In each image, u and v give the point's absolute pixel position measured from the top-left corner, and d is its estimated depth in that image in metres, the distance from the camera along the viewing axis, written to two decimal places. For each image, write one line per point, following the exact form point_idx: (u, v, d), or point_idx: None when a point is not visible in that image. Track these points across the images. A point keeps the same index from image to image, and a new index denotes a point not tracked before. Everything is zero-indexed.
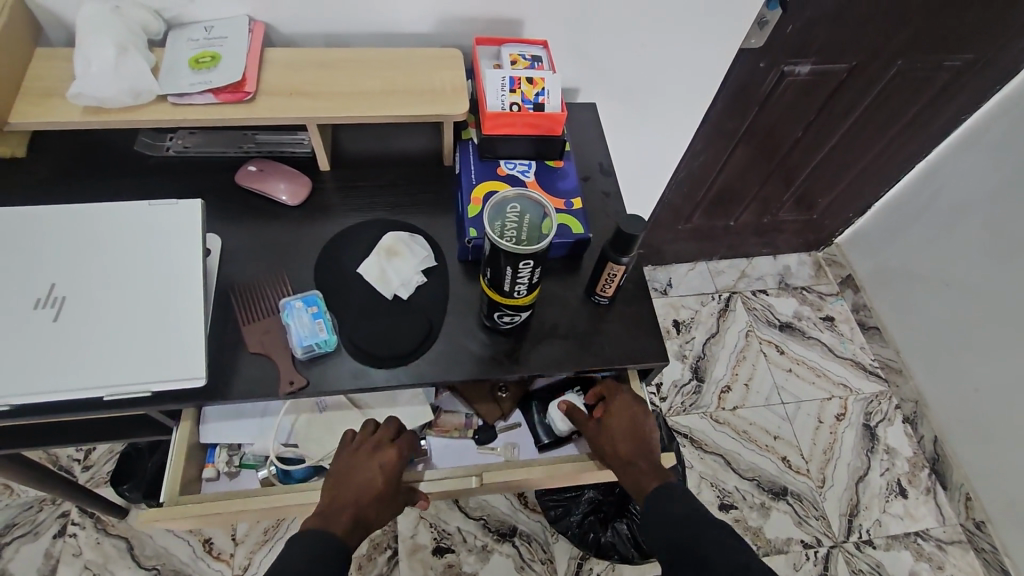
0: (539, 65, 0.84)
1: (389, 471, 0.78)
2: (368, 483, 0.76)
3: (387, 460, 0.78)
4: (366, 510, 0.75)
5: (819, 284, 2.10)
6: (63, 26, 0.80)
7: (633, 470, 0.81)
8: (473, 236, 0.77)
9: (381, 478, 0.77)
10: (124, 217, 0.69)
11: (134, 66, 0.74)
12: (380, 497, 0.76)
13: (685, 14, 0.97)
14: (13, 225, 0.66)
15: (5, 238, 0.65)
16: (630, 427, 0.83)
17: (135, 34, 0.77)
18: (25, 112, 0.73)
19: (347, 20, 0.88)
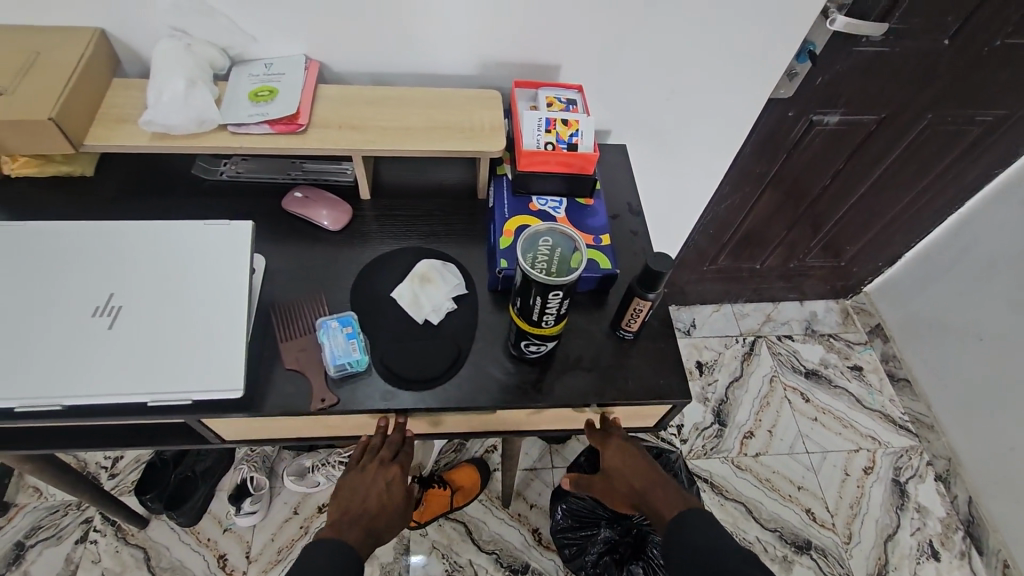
0: (573, 107, 0.89)
1: (395, 484, 0.82)
2: (376, 496, 0.80)
3: (393, 472, 0.82)
4: (375, 521, 0.78)
5: (847, 331, 2.07)
6: (140, 59, 0.88)
7: (650, 503, 0.81)
8: (504, 266, 0.80)
9: (387, 490, 0.81)
10: (179, 233, 0.73)
11: (202, 97, 0.80)
12: (387, 508, 0.80)
13: (716, 64, 1.02)
14: (79, 237, 0.71)
15: (72, 248, 0.70)
16: (630, 464, 0.84)
17: (204, 70, 0.83)
18: (99, 135, 0.79)
19: (395, 61, 0.94)
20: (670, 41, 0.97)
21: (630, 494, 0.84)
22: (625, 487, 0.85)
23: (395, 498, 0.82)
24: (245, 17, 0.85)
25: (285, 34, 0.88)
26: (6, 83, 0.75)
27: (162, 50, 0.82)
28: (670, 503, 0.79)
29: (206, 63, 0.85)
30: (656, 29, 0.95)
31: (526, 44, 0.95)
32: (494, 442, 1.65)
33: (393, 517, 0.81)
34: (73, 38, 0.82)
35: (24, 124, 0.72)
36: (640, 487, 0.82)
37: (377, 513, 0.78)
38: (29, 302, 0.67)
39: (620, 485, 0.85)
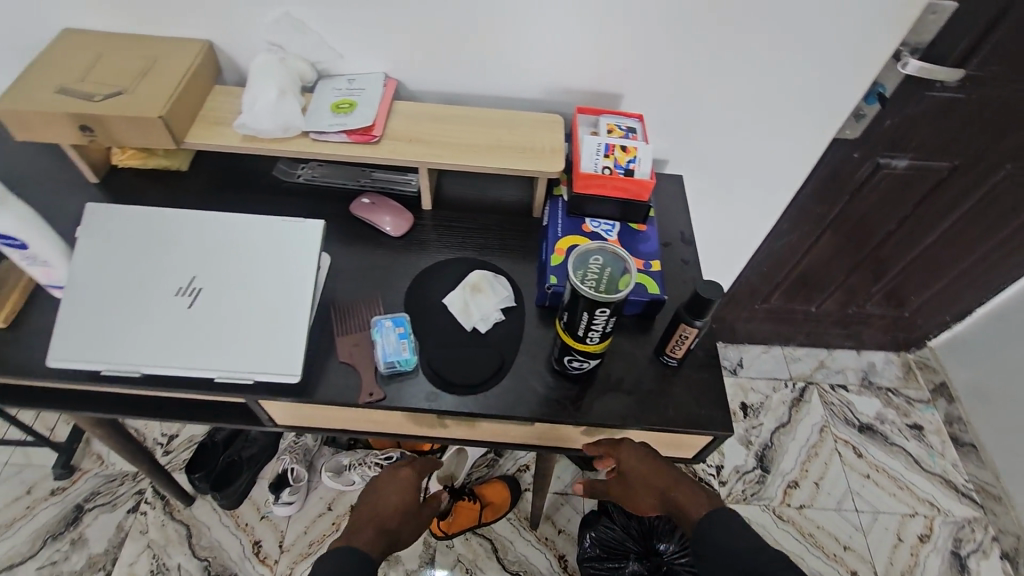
0: (633, 135, 0.91)
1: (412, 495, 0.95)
2: (394, 504, 0.92)
3: (409, 484, 0.96)
4: (386, 521, 0.90)
5: (908, 387, 1.96)
6: (239, 69, 0.97)
7: (676, 503, 0.80)
8: (553, 282, 0.83)
9: (404, 499, 0.94)
10: (255, 226, 0.78)
11: (290, 106, 0.87)
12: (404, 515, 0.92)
13: (780, 102, 1.02)
14: (165, 221, 0.77)
15: (159, 230, 0.76)
16: (653, 469, 0.81)
17: (293, 81, 0.91)
18: (198, 135, 0.87)
19: (466, 83, 1.00)
20: (735, 77, 0.98)
21: (649, 494, 0.82)
22: (646, 491, 0.82)
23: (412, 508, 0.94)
24: (336, 36, 0.93)
25: (368, 53, 0.95)
26: (125, 84, 0.84)
27: (259, 62, 0.90)
28: (696, 501, 0.80)
29: (296, 75, 0.93)
30: (721, 65, 0.96)
31: (592, 73, 0.98)
32: (527, 461, 1.65)
33: (406, 522, 0.93)
34: (185, 48, 0.91)
35: (137, 121, 0.81)
36: (661, 488, 0.80)
37: (389, 515, 0.91)
38: (123, 278, 0.74)
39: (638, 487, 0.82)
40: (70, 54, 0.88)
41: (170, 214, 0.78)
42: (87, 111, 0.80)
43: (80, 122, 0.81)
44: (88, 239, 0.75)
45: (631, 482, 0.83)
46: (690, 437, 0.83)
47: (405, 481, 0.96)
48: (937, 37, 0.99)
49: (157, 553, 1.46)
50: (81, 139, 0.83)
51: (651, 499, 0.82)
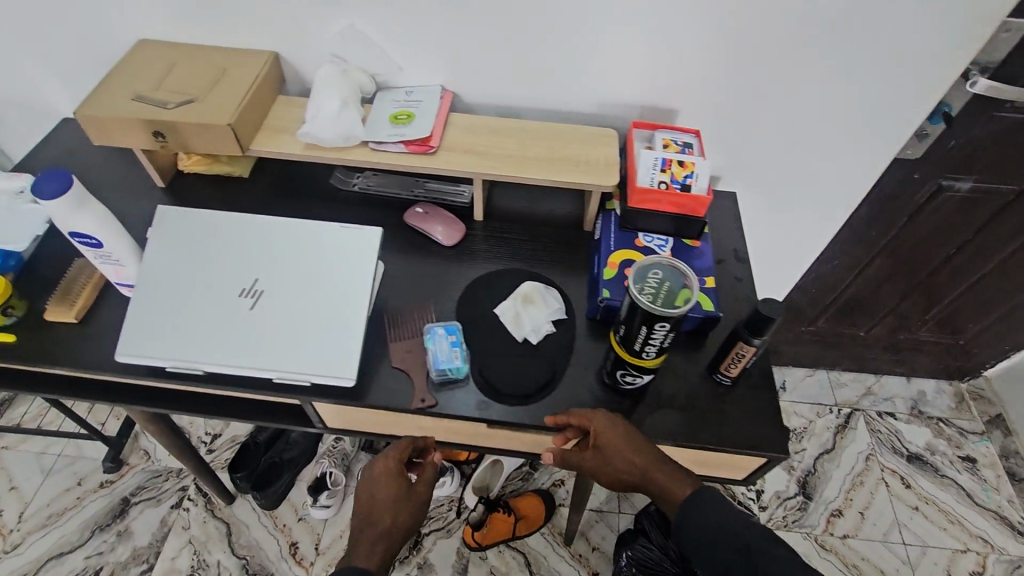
0: (688, 151, 0.91)
1: (398, 487, 0.84)
2: (382, 504, 0.83)
3: (390, 479, 0.84)
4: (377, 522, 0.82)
5: (961, 418, 1.87)
6: (303, 81, 1.00)
7: (658, 483, 0.72)
8: (606, 295, 0.82)
9: (390, 497, 0.83)
10: (316, 232, 0.80)
11: (352, 116, 0.89)
12: (395, 514, 0.83)
13: (839, 119, 1.00)
14: (233, 225, 0.80)
15: (226, 233, 0.79)
16: (632, 446, 0.72)
17: (354, 92, 0.93)
18: (262, 142, 0.90)
19: (520, 97, 1.01)
20: (793, 93, 0.97)
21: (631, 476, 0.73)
22: (625, 474, 0.74)
23: (404, 500, 0.83)
24: (396, 50, 0.95)
25: (426, 66, 0.97)
26: (197, 92, 0.88)
27: (322, 73, 0.92)
28: (679, 480, 0.73)
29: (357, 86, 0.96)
30: (779, 81, 0.95)
31: (647, 88, 0.98)
32: (562, 477, 1.63)
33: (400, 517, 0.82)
34: (253, 60, 0.95)
35: (208, 128, 0.84)
36: (644, 470, 0.72)
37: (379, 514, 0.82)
38: (191, 277, 0.77)
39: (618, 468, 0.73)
40: (146, 63, 0.92)
41: (236, 219, 0.80)
42: (161, 118, 0.83)
43: (153, 128, 0.84)
44: (159, 239, 0.78)
45: (608, 464, 0.74)
46: (743, 459, 0.80)
47: (385, 475, 0.84)
48: (1009, 55, 0.96)
49: (198, 549, 1.50)
50: (154, 144, 0.86)
51: (630, 480, 0.74)
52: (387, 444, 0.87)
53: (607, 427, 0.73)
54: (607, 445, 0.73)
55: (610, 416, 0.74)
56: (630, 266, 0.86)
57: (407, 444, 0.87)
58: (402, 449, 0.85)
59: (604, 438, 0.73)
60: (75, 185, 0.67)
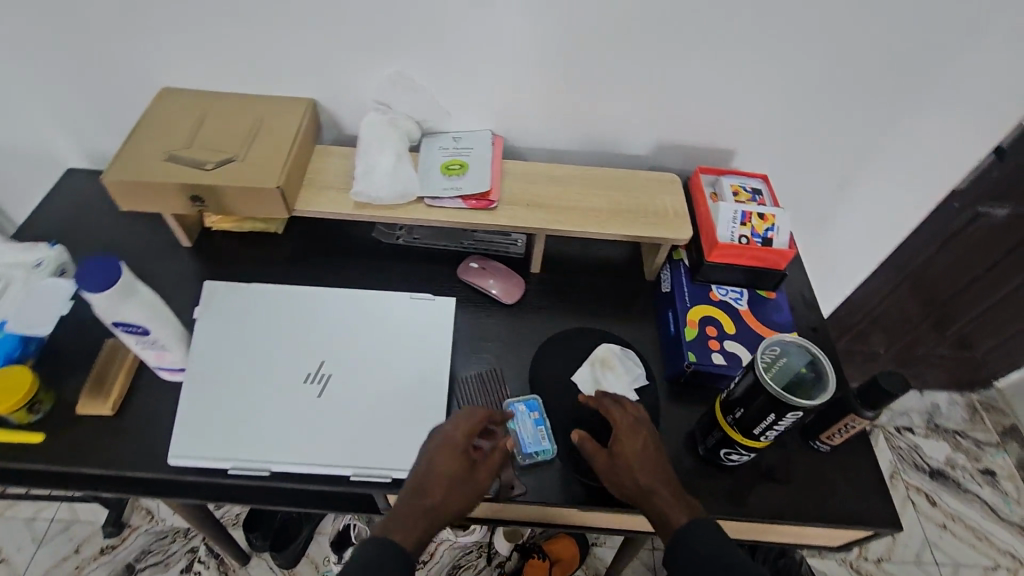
0: (760, 198, 0.87)
1: (463, 459, 0.63)
2: (438, 478, 0.62)
3: (455, 448, 0.64)
4: (436, 494, 0.61)
5: (975, 430, 1.90)
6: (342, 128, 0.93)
7: (655, 501, 0.65)
8: (692, 360, 0.78)
9: (452, 469, 0.62)
10: (385, 306, 0.76)
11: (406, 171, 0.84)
12: (451, 490, 0.62)
13: (899, 159, 0.98)
14: (294, 302, 0.76)
15: (289, 311, 0.75)
16: (643, 456, 0.68)
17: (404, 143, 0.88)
18: (308, 201, 0.83)
19: (574, 140, 0.96)
20: (857, 134, 0.94)
21: (630, 485, 0.67)
22: (627, 482, 0.67)
23: (464, 478, 0.63)
24: (446, 95, 0.90)
25: (477, 111, 0.92)
26: (236, 150, 0.80)
27: (370, 123, 0.87)
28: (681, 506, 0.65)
29: (404, 134, 0.89)
30: (844, 122, 0.92)
31: (706, 130, 0.94)
32: None
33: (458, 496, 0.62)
34: (291, 110, 0.87)
35: (254, 191, 0.76)
36: (645, 480, 0.66)
37: (439, 492, 0.61)
38: (254, 363, 0.71)
39: (622, 474, 0.67)
40: (174, 116, 0.84)
41: (292, 293, 0.76)
42: (201, 181, 0.75)
43: (191, 193, 0.76)
44: (209, 320, 0.73)
45: (613, 470, 0.68)
46: (842, 532, 0.76)
47: (446, 444, 0.64)
48: None
49: None
50: (190, 208, 0.78)
51: (629, 493, 0.67)
52: (457, 414, 0.67)
53: (627, 426, 0.70)
54: (622, 446, 0.68)
55: (634, 422, 0.71)
56: (710, 325, 0.82)
57: (482, 415, 0.67)
58: (474, 421, 0.66)
59: (620, 437, 0.69)
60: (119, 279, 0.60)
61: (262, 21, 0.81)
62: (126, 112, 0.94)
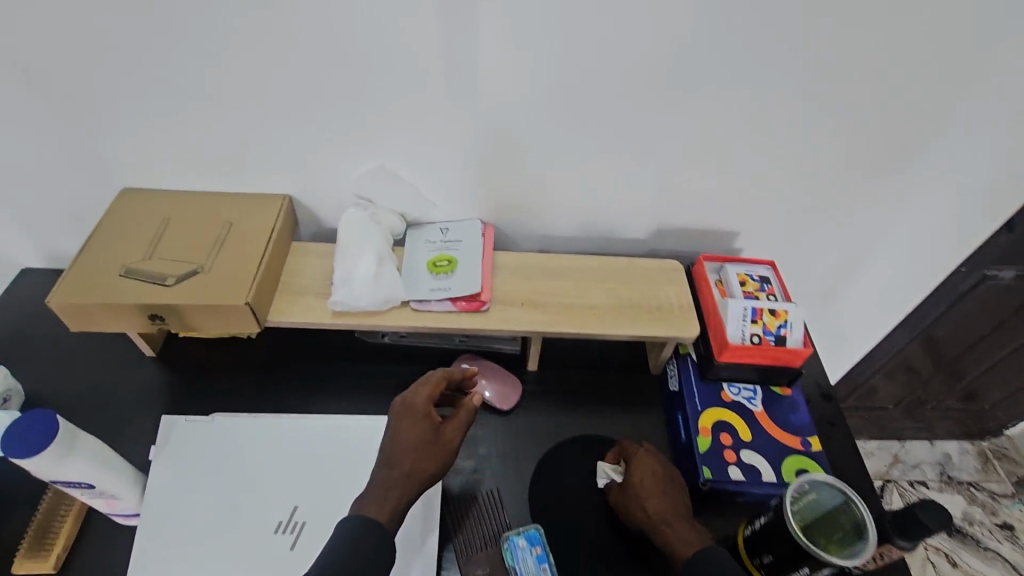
0: (769, 286, 0.81)
1: (426, 425, 0.65)
2: (403, 445, 0.64)
3: (417, 414, 0.66)
4: (400, 458, 0.62)
5: (989, 481, 1.83)
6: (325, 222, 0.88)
7: (666, 532, 0.65)
8: (708, 476, 0.70)
9: (416, 436, 0.64)
10: (360, 434, 0.70)
11: (386, 272, 0.78)
12: (418, 458, 0.63)
13: (908, 234, 0.93)
14: (263, 437, 0.70)
15: (258, 447, 0.69)
16: (655, 489, 0.68)
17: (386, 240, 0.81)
18: (282, 310, 0.76)
19: (569, 226, 0.91)
20: (863, 212, 0.90)
21: (642, 517, 0.67)
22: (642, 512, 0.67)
23: (429, 442, 0.64)
24: (432, 186, 0.84)
25: (465, 200, 0.86)
26: (201, 259, 0.74)
27: (350, 219, 0.81)
28: (691, 536, 0.64)
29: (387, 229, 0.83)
30: (851, 200, 0.88)
31: (707, 211, 0.90)
32: None
33: (428, 461, 0.63)
34: (265, 208, 0.82)
35: (219, 308, 0.69)
36: (655, 510, 0.66)
37: (407, 458, 0.63)
38: (219, 509, 0.64)
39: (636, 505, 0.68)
40: (135, 222, 0.77)
41: (258, 421, 0.71)
42: (163, 300, 0.68)
43: (150, 311, 0.69)
44: (164, 462, 0.67)
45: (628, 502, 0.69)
46: None
47: (407, 412, 0.66)
48: None
49: None
50: (150, 326, 0.71)
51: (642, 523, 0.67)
52: (416, 381, 0.70)
53: (644, 468, 0.70)
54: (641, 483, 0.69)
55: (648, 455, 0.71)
56: (724, 432, 0.75)
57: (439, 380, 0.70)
58: (432, 383, 0.68)
59: (638, 475, 0.69)
60: (54, 439, 0.53)
61: (234, 118, 0.76)
62: (88, 210, 0.87)
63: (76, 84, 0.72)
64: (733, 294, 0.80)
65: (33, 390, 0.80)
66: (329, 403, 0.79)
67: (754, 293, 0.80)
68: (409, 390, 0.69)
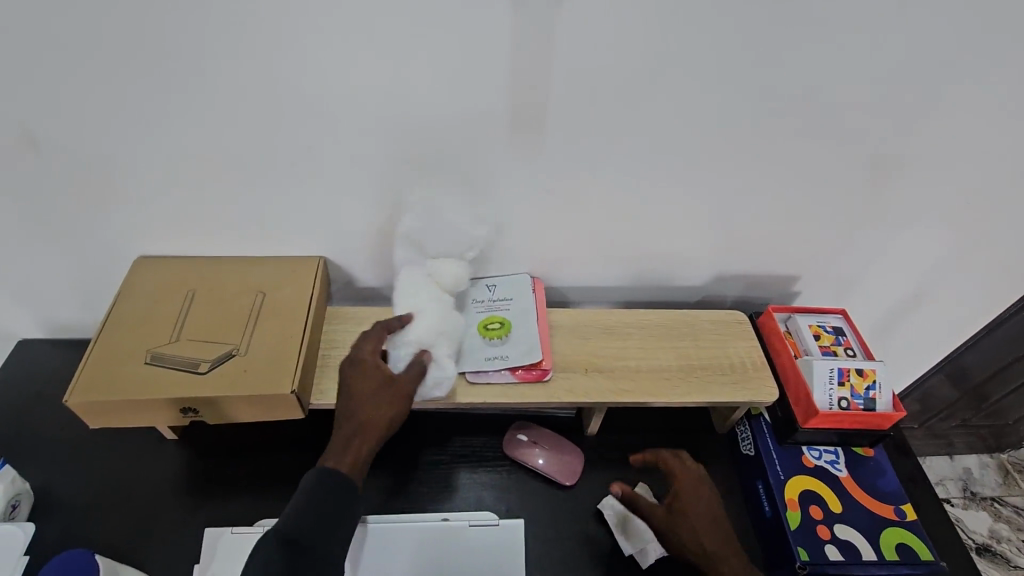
0: (844, 339, 0.77)
1: (380, 374, 0.63)
2: (362, 393, 0.62)
3: (371, 365, 0.64)
4: (357, 408, 0.61)
5: (1012, 496, 1.80)
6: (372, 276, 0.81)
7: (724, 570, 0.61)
8: (805, 559, 0.65)
9: (372, 385, 0.62)
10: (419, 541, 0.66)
11: (446, 362, 0.69)
12: (372, 404, 0.61)
13: (968, 273, 0.89)
14: None
15: None
16: (709, 521, 0.63)
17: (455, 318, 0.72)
18: (325, 391, 0.70)
19: (620, 276, 0.85)
20: (926, 255, 0.85)
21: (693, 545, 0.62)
22: (692, 540, 0.63)
23: (386, 391, 0.62)
24: (477, 240, 0.78)
25: (512, 254, 0.80)
26: (233, 340, 0.68)
27: (410, 287, 0.73)
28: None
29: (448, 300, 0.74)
30: (919, 242, 0.83)
31: (768, 257, 0.84)
32: None
33: (381, 409, 0.61)
34: (297, 273, 0.75)
35: (258, 399, 0.63)
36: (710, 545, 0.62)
37: (363, 406, 0.61)
38: None
39: (686, 532, 0.63)
40: (153, 300, 0.71)
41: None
42: (194, 394, 0.63)
43: (181, 405, 0.63)
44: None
45: (676, 527, 0.64)
46: None
47: (356, 363, 0.64)
48: None
49: None
50: (180, 418, 0.66)
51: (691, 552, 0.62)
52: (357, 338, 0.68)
53: (691, 484, 0.66)
54: (686, 499, 0.65)
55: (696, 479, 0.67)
56: (813, 504, 0.69)
57: (382, 332, 0.68)
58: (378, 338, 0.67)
59: (681, 489, 0.66)
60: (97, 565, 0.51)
61: (264, 175, 0.68)
62: (95, 277, 0.79)
63: (87, 145, 0.64)
64: (810, 351, 0.75)
65: (39, 486, 0.71)
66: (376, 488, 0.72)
67: (831, 348, 0.76)
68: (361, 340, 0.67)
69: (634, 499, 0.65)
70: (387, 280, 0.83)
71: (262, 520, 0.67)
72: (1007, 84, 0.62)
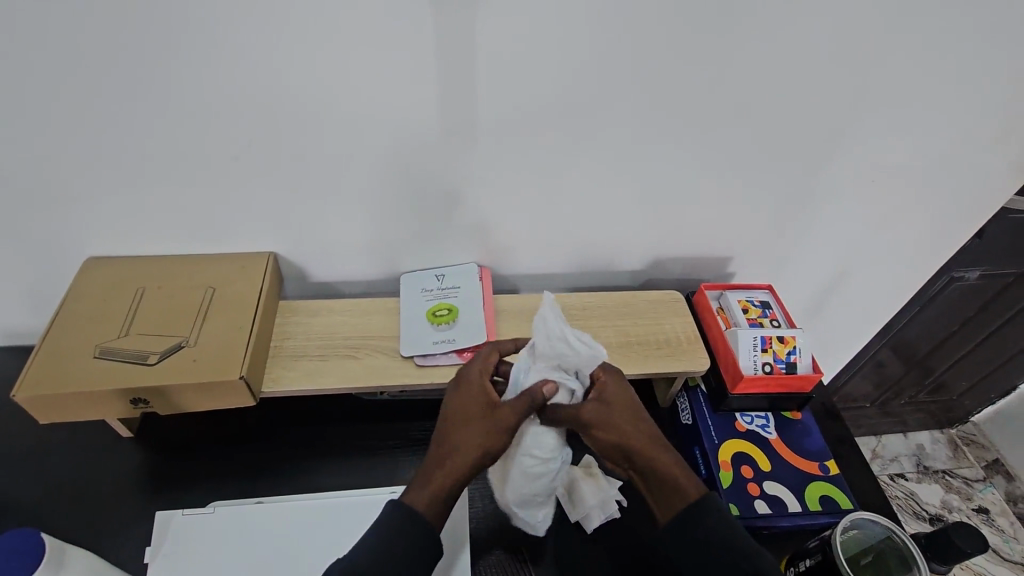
0: (771, 311, 0.82)
1: (481, 402, 0.59)
2: (468, 422, 0.58)
3: (472, 388, 0.60)
4: (460, 439, 0.57)
5: (961, 467, 1.80)
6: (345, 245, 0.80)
7: (661, 466, 0.58)
8: (736, 513, 0.70)
9: (468, 412, 0.59)
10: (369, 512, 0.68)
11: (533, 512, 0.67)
12: (465, 436, 0.57)
13: (886, 245, 0.95)
14: (263, 524, 0.67)
15: (258, 534, 0.66)
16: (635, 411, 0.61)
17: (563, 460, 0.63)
18: (277, 379, 0.73)
19: (563, 261, 0.90)
20: (845, 229, 0.91)
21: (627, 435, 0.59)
22: (627, 432, 0.60)
23: (485, 418, 0.58)
24: (424, 233, 0.81)
25: (456, 244, 0.84)
26: (184, 332, 0.70)
27: (544, 440, 0.59)
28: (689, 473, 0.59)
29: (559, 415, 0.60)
30: (838, 218, 0.89)
31: (699, 239, 0.89)
32: None
33: (486, 444, 0.57)
34: (249, 269, 0.78)
35: (210, 385, 0.66)
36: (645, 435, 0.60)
37: (469, 433, 0.57)
38: None
39: (621, 420, 0.60)
40: (103, 299, 0.73)
41: (262, 502, 0.68)
42: (142, 384, 0.65)
43: (131, 396, 0.66)
44: (164, 567, 0.63)
45: (610, 417, 0.60)
46: None
47: (463, 392, 0.60)
48: None
49: None
50: (131, 409, 0.68)
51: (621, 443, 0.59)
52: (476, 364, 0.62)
53: (615, 383, 0.62)
54: (610, 393, 0.61)
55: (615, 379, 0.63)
56: (745, 464, 0.74)
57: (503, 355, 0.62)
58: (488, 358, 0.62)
59: (606, 383, 0.62)
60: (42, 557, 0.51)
61: (213, 174, 0.70)
62: (46, 282, 0.80)
63: (37, 149, 0.66)
64: (738, 323, 0.80)
65: None
66: (333, 475, 0.74)
67: (758, 319, 0.81)
68: (475, 368, 0.61)
69: (554, 407, 0.58)
70: (339, 274, 0.86)
71: (216, 502, 0.69)
72: (895, 71, 0.68)
